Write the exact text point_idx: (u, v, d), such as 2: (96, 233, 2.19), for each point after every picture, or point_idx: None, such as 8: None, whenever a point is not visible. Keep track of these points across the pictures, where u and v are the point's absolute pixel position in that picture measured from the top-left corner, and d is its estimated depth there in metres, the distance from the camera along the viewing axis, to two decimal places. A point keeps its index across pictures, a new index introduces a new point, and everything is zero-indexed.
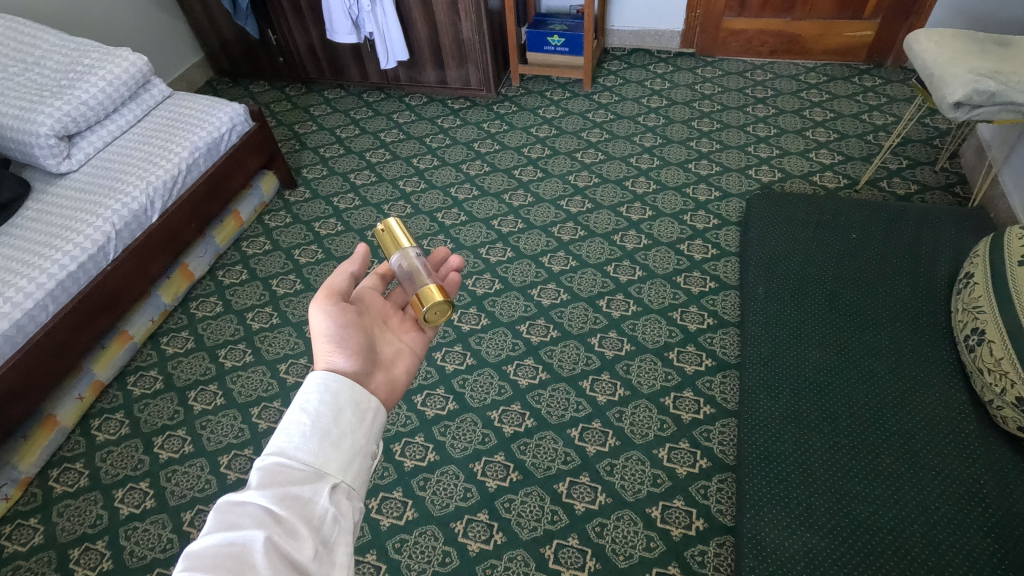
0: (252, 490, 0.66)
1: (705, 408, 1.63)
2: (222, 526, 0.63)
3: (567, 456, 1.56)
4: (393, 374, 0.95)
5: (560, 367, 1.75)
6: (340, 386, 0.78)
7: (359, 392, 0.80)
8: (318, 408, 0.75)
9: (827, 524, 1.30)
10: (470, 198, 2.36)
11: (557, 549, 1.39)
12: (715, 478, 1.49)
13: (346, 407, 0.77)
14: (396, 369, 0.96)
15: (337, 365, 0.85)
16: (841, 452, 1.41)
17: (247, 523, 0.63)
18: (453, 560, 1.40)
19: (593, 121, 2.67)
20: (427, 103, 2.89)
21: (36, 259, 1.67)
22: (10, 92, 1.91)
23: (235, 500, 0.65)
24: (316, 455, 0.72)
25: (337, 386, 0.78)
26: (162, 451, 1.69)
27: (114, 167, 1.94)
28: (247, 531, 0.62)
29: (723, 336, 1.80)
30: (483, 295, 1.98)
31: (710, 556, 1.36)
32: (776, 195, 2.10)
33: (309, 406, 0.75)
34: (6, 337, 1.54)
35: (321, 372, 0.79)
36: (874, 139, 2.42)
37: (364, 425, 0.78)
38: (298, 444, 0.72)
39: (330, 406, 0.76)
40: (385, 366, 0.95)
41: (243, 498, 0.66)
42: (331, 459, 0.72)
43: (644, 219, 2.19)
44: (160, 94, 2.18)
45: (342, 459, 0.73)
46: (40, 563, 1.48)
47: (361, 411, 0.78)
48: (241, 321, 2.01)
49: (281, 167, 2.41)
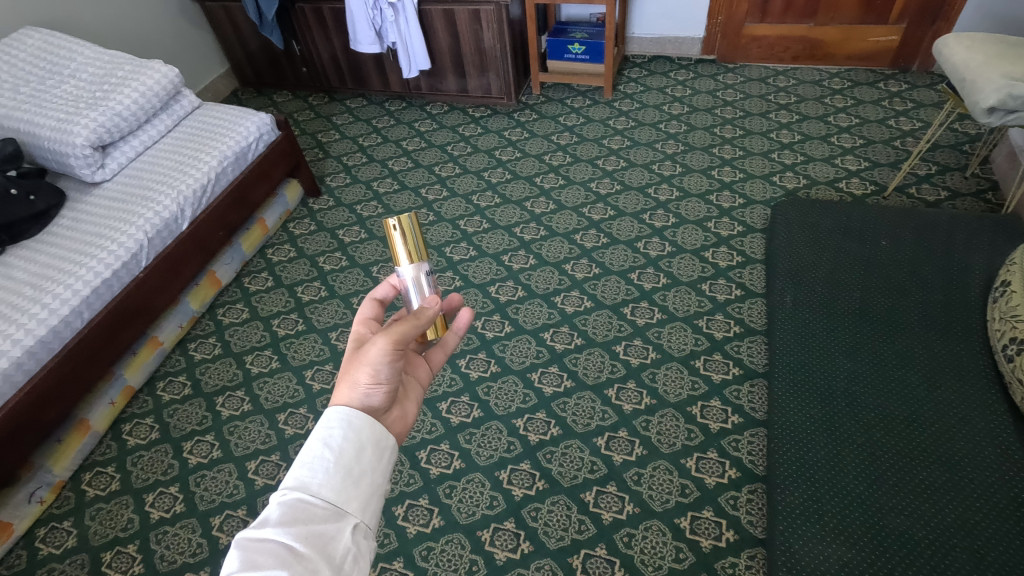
0: (273, 526, 0.65)
1: (733, 417, 1.61)
2: (244, 565, 0.61)
3: (594, 465, 1.55)
4: (407, 408, 0.92)
5: (585, 375, 1.75)
6: (362, 423, 0.77)
7: (378, 429, 0.79)
8: (340, 443, 0.74)
9: (864, 538, 1.27)
10: (493, 206, 2.37)
11: (585, 559, 1.38)
12: (745, 488, 1.47)
13: (367, 446, 0.76)
14: (408, 405, 0.93)
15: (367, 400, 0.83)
16: (874, 463, 1.39)
17: (269, 563, 0.62)
18: (480, 568, 1.39)
19: (614, 128, 2.67)
20: (447, 112, 2.91)
21: (72, 266, 1.70)
22: (46, 104, 1.96)
23: (256, 537, 0.64)
24: (337, 492, 0.70)
25: (360, 422, 0.77)
26: (191, 456, 1.71)
27: (146, 177, 1.98)
28: (270, 571, 0.61)
29: (750, 345, 1.77)
30: (507, 302, 1.98)
31: (741, 568, 1.34)
32: (803, 202, 2.08)
33: (331, 440, 0.74)
34: (42, 342, 1.57)
35: (343, 406, 0.78)
36: (901, 145, 2.39)
37: (382, 464, 0.76)
38: (320, 479, 0.70)
39: (352, 443, 0.75)
40: (401, 400, 0.92)
41: (264, 534, 0.64)
42: (352, 497, 0.71)
43: (668, 226, 2.18)
44: (190, 104, 2.22)
45: (362, 498, 0.72)
46: (74, 565, 1.50)
47: (380, 450, 0.77)
48: (267, 328, 2.03)
49: (306, 175, 2.44)
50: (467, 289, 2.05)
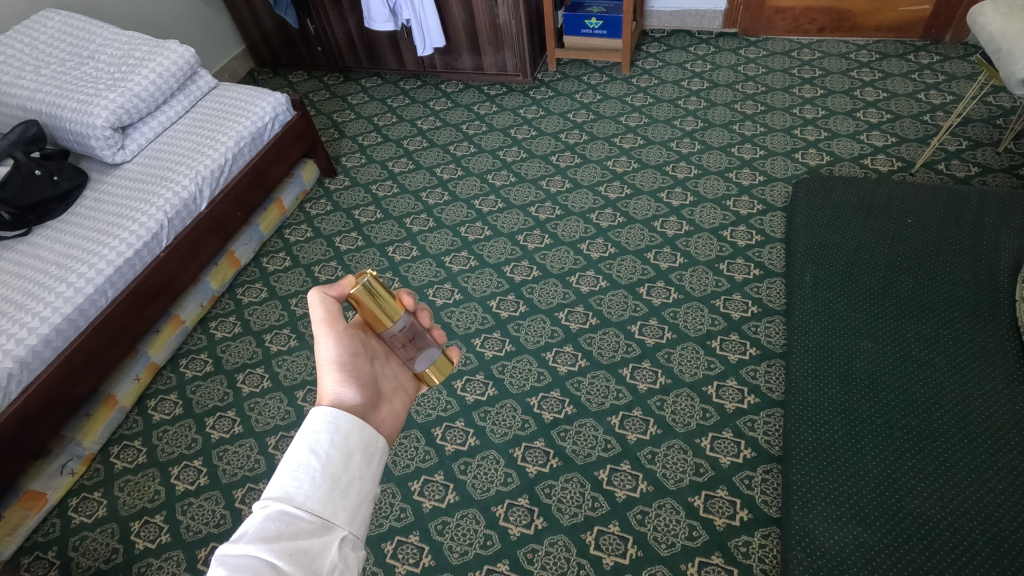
0: (252, 544, 0.64)
1: (749, 398, 1.59)
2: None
3: (608, 444, 1.55)
4: (396, 406, 0.95)
5: (600, 355, 1.74)
6: (351, 427, 0.79)
7: (367, 434, 0.81)
8: (328, 450, 0.76)
9: (880, 520, 1.26)
10: (507, 184, 2.35)
11: (598, 536, 1.39)
12: (760, 468, 1.46)
13: (356, 451, 0.78)
14: (398, 404, 0.96)
15: (346, 396, 0.87)
16: (894, 444, 1.37)
17: None
18: (494, 543, 1.41)
19: (632, 105, 2.61)
20: (462, 90, 2.88)
21: (95, 245, 1.74)
22: (67, 86, 1.99)
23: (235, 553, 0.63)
24: (324, 504, 0.72)
25: (348, 427, 0.79)
26: (213, 431, 1.75)
27: (165, 158, 2.00)
28: None
29: (768, 325, 1.74)
30: (522, 282, 1.98)
31: (754, 547, 1.34)
32: (825, 178, 2.02)
33: (319, 447, 0.75)
34: (68, 320, 1.62)
35: (330, 409, 0.79)
36: (930, 119, 2.30)
37: (371, 470, 0.79)
38: (307, 491, 0.71)
39: (340, 448, 0.77)
40: (388, 399, 0.95)
41: (242, 551, 0.64)
42: (339, 509, 0.73)
43: (686, 204, 2.14)
44: (206, 85, 2.23)
45: (350, 509, 0.73)
46: (105, 534, 1.56)
47: (369, 453, 0.80)
48: (285, 307, 2.06)
49: (322, 155, 2.45)
50: (481, 269, 2.04)
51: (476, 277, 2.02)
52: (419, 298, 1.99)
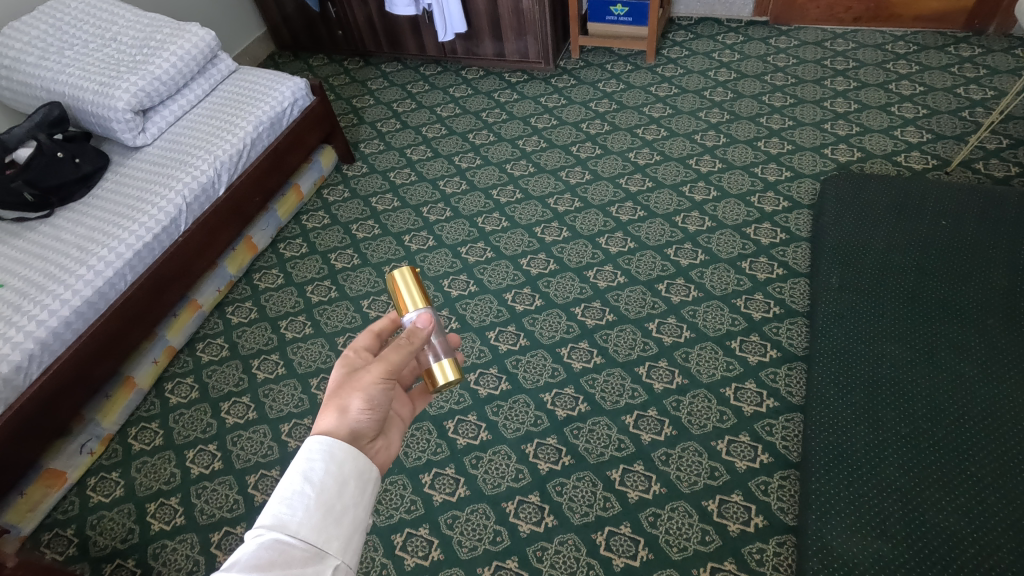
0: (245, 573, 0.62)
1: (768, 401, 1.55)
2: None
3: (622, 444, 1.53)
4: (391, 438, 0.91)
5: (616, 352, 1.72)
6: (346, 455, 0.76)
7: (363, 461, 0.78)
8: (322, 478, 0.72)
9: (902, 533, 1.23)
10: (526, 175, 2.31)
11: (608, 537, 1.38)
12: (777, 474, 1.43)
13: (350, 479, 0.75)
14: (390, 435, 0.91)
15: (362, 424, 0.81)
16: (919, 455, 1.33)
17: None
18: (504, 540, 1.41)
19: (655, 96, 2.55)
20: (483, 76, 2.83)
21: (115, 229, 1.75)
22: (89, 68, 1.99)
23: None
24: (317, 532, 0.69)
25: (343, 454, 0.76)
26: (228, 416, 1.77)
27: (185, 142, 2.00)
28: None
29: (790, 326, 1.70)
30: (538, 275, 1.95)
31: (769, 555, 1.31)
32: (855, 175, 1.96)
33: (312, 474, 0.72)
34: (88, 303, 1.63)
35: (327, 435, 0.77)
36: (969, 115, 2.21)
37: (366, 496, 0.76)
38: (299, 517, 0.69)
39: (334, 476, 0.74)
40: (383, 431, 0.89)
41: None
42: (332, 537, 0.70)
43: (709, 200, 2.09)
44: (226, 68, 2.22)
45: (343, 537, 0.71)
46: (121, 514, 1.59)
47: (363, 482, 0.76)
48: (301, 294, 2.06)
49: (340, 141, 2.44)
50: (497, 261, 2.02)
51: (492, 270, 2.00)
52: (434, 289, 1.98)
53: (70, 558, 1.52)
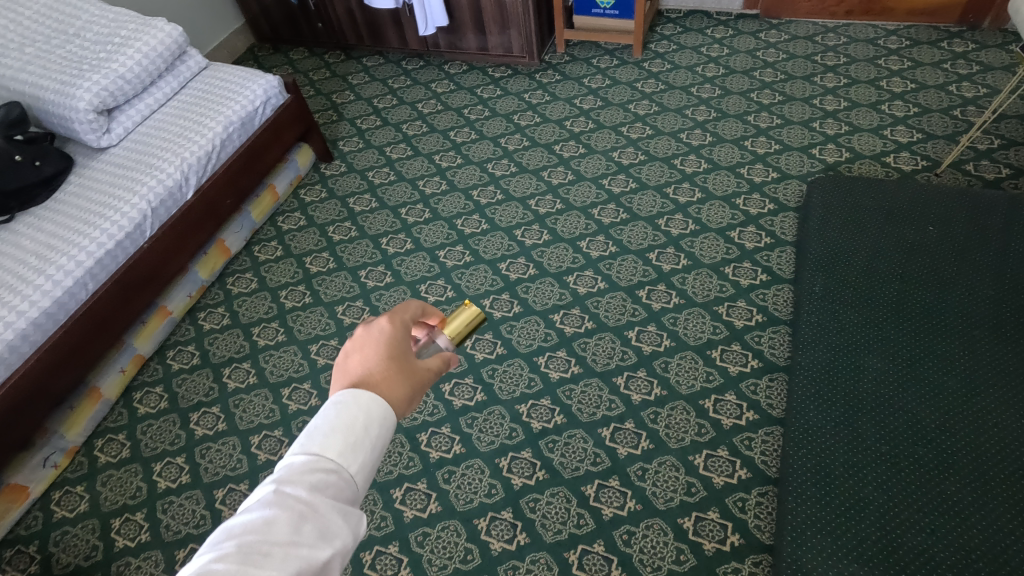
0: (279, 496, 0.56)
1: (748, 413, 1.51)
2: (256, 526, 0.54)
3: (597, 457, 1.49)
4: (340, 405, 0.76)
5: (594, 361, 1.68)
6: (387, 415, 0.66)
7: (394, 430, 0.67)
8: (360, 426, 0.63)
9: (877, 555, 1.20)
10: (508, 174, 2.26)
11: (581, 555, 1.35)
12: (755, 490, 1.39)
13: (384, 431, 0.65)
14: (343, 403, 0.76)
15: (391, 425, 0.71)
16: (900, 477, 1.29)
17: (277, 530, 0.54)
18: (474, 558, 1.37)
19: (641, 92, 2.48)
20: (466, 71, 2.76)
21: (75, 236, 1.69)
22: (51, 65, 1.92)
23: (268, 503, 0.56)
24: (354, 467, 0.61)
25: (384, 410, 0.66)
26: (197, 427, 1.72)
27: (153, 143, 1.94)
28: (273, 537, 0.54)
29: (772, 336, 1.65)
30: (517, 280, 1.91)
31: (745, 573, 1.28)
32: (845, 180, 1.90)
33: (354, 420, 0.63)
34: (47, 313, 1.58)
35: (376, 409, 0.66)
36: (962, 114, 2.15)
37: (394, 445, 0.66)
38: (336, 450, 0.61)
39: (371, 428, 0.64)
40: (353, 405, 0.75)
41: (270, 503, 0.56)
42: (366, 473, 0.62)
43: (692, 201, 2.04)
44: (197, 65, 2.15)
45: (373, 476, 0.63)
46: (86, 530, 1.55)
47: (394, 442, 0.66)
48: (275, 299, 2.01)
49: (317, 139, 2.37)
50: (476, 265, 1.97)
51: (470, 274, 1.95)
52: (411, 294, 1.94)
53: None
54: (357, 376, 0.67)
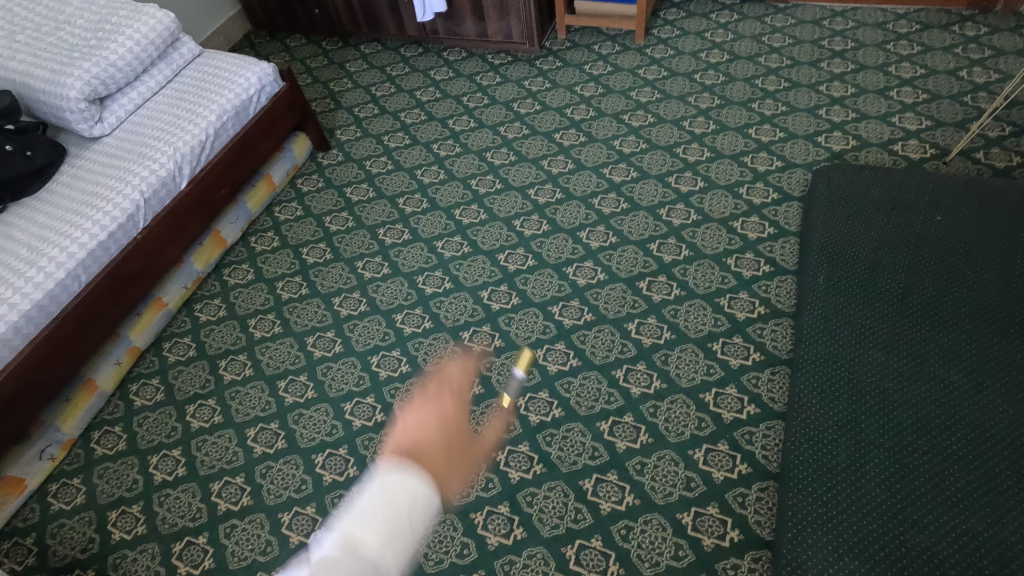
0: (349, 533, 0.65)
1: (754, 354, 1.68)
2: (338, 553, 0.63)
3: (611, 396, 1.65)
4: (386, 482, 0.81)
5: (605, 309, 1.84)
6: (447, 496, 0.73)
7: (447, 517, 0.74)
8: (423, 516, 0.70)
9: (875, 545, 1.27)
10: (506, 164, 2.31)
11: (595, 484, 1.51)
12: (762, 425, 1.55)
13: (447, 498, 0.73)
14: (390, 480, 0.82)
15: None
16: (900, 466, 1.37)
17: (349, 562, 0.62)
18: (495, 486, 1.54)
19: (644, 79, 2.52)
20: (465, 58, 2.81)
21: (69, 225, 1.77)
22: (40, 53, 1.99)
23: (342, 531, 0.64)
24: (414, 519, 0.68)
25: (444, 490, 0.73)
26: (225, 372, 1.89)
27: (144, 133, 2.00)
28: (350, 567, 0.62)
29: (778, 285, 1.81)
30: (530, 237, 2.06)
31: (751, 498, 1.44)
32: (848, 167, 1.95)
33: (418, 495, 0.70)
34: (40, 306, 1.65)
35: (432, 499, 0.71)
36: (971, 100, 2.19)
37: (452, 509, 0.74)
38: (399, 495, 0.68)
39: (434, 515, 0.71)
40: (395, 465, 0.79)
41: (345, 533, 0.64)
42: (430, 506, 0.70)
43: (695, 190, 2.09)
44: (189, 52, 2.21)
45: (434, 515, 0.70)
46: (82, 522, 1.62)
47: None
48: (271, 290, 2.08)
49: (313, 128, 2.43)
50: (491, 222, 2.13)
51: (485, 231, 2.11)
52: (428, 250, 2.09)
53: (79, 506, 1.65)
54: (410, 445, 0.74)
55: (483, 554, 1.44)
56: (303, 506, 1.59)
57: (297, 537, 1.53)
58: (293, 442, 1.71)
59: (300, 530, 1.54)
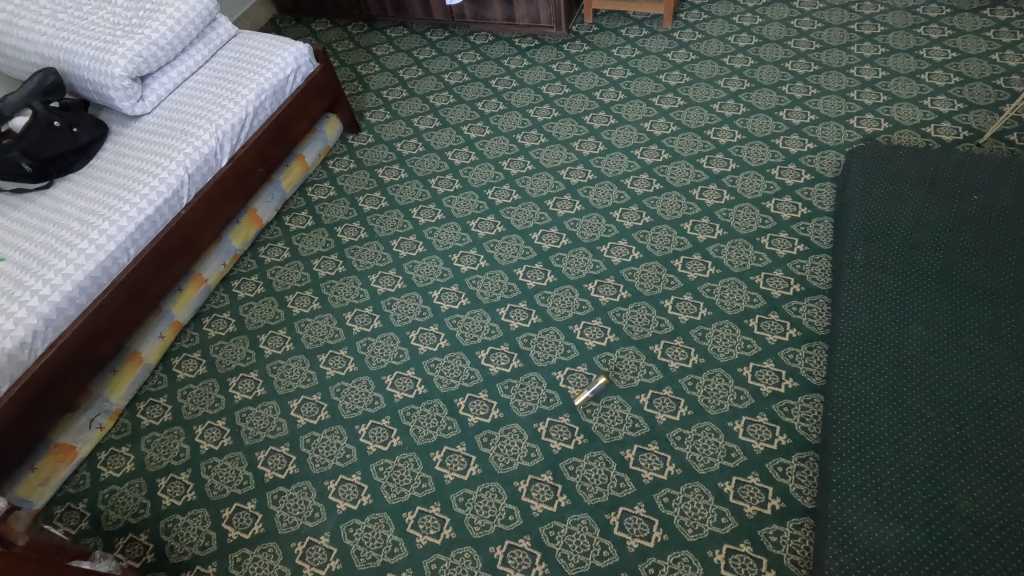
0: None
1: (792, 330, 1.61)
2: None
3: (650, 370, 1.59)
4: None
5: (642, 287, 1.76)
6: None
7: None
8: None
9: (925, 521, 1.19)
10: (537, 145, 2.24)
11: (622, 517, 1.37)
12: (795, 456, 1.40)
13: None
14: None
15: None
16: (945, 436, 1.30)
17: None
18: (516, 519, 1.40)
19: (673, 63, 2.44)
20: (492, 42, 2.73)
21: (118, 201, 1.71)
22: (83, 32, 1.91)
23: None
24: None
25: None
26: (236, 392, 1.75)
27: (185, 111, 1.93)
28: None
29: (811, 305, 1.65)
30: (564, 216, 1.99)
31: (786, 536, 1.29)
32: (883, 147, 1.88)
33: None
34: (91, 277, 1.59)
35: None
36: (1005, 83, 2.11)
37: None
38: None
39: None
40: None
41: None
42: None
43: (727, 171, 2.02)
44: (226, 33, 2.13)
45: None
46: (132, 489, 1.59)
47: None
48: (308, 268, 2.02)
49: (346, 110, 2.36)
50: (524, 203, 2.06)
51: (518, 211, 2.04)
52: (462, 229, 2.03)
53: (127, 474, 1.62)
54: None
55: None
56: (318, 535, 1.45)
57: (309, 567, 1.40)
58: (304, 467, 1.56)
59: (312, 561, 1.41)
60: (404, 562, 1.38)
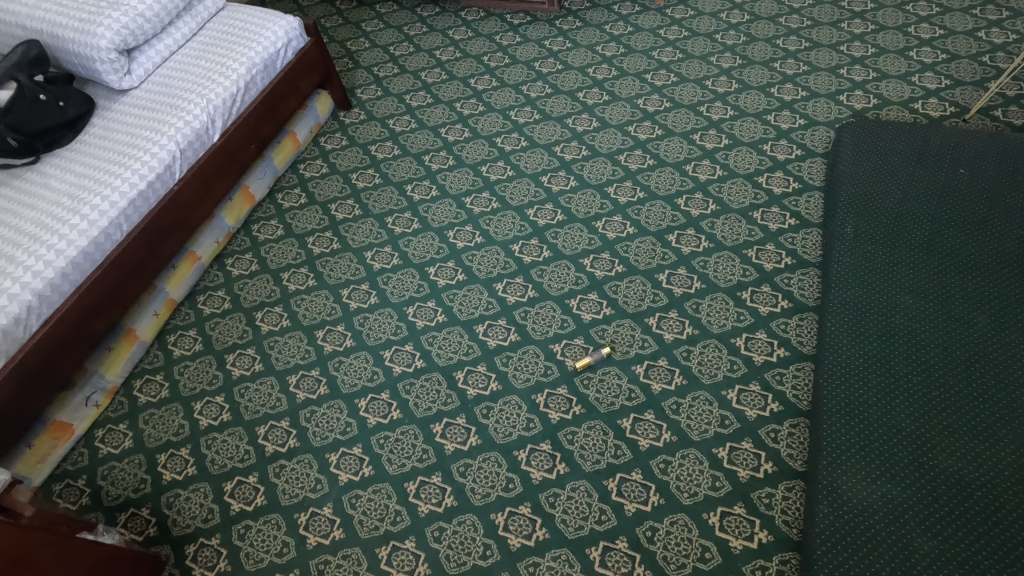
0: None
1: (783, 302, 1.64)
2: None
3: (645, 341, 1.62)
4: None
5: (637, 261, 1.79)
6: None
7: None
8: None
9: (910, 479, 1.25)
10: (531, 121, 2.24)
11: (620, 482, 1.40)
12: (787, 422, 1.44)
13: None
14: None
15: None
16: (930, 400, 1.34)
17: None
18: (516, 486, 1.43)
19: (665, 39, 2.44)
20: (484, 18, 2.70)
21: (108, 175, 1.68)
22: (66, 3, 1.87)
23: None
24: None
25: None
26: (234, 368, 1.75)
27: (174, 85, 1.90)
28: None
29: (802, 277, 1.68)
30: (559, 192, 2.00)
31: (778, 498, 1.34)
32: (872, 122, 1.90)
33: None
34: (85, 253, 1.58)
35: None
36: (990, 60, 2.14)
37: None
38: None
39: None
40: None
41: None
42: None
43: (720, 147, 2.04)
44: (214, 6, 2.09)
45: None
46: (132, 465, 1.59)
47: None
48: (302, 245, 2.01)
49: (337, 87, 2.33)
50: (519, 179, 2.06)
51: (513, 187, 2.04)
52: (457, 206, 2.03)
53: (126, 451, 1.62)
54: None
55: (505, 557, 1.34)
56: (320, 506, 1.47)
57: (313, 537, 1.42)
58: (304, 441, 1.58)
59: (316, 531, 1.43)
60: (407, 531, 1.40)
